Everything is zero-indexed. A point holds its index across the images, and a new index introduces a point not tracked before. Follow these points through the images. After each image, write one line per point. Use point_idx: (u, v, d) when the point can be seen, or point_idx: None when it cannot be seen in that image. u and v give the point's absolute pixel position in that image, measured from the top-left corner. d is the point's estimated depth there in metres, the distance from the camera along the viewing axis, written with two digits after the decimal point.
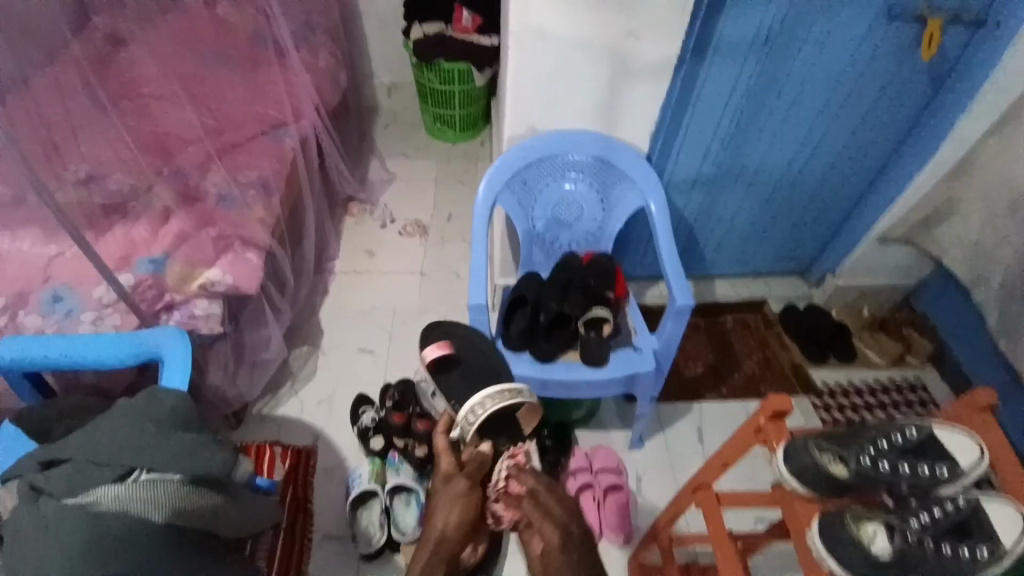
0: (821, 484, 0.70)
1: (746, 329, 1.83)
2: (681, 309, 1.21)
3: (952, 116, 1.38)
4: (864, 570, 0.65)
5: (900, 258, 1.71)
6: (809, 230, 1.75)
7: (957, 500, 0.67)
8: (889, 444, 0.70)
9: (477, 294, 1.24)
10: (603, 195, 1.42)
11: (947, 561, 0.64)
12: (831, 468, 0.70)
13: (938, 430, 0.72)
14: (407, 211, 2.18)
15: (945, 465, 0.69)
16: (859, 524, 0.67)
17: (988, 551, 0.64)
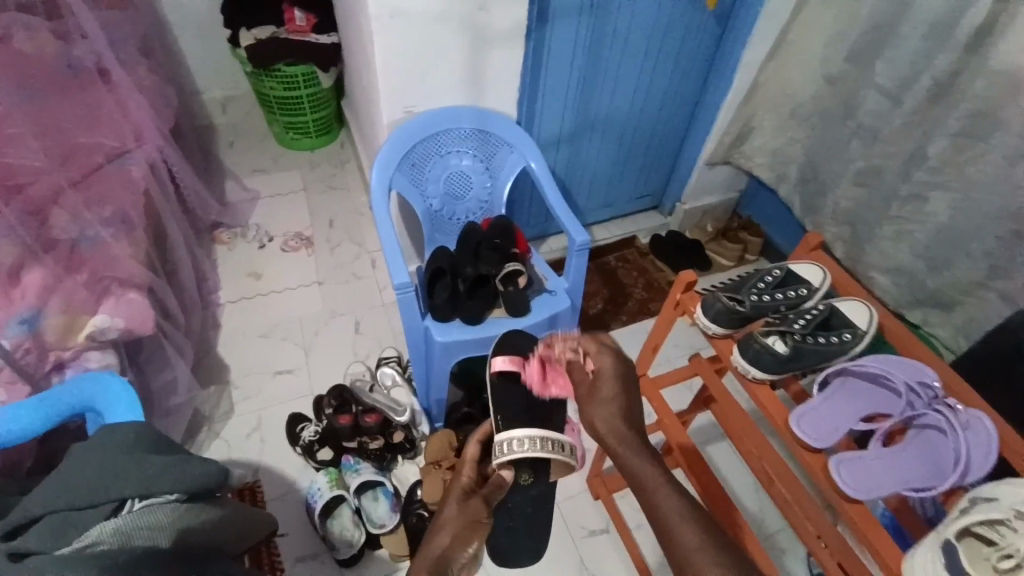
0: (729, 321, 0.92)
1: (627, 263, 2.10)
2: (581, 245, 1.38)
3: (737, 51, 1.72)
4: (774, 366, 0.86)
5: (725, 175, 2.10)
6: (655, 166, 2.06)
7: (818, 306, 0.92)
8: (765, 282, 0.96)
9: (398, 273, 1.27)
10: (488, 163, 1.54)
11: (826, 346, 0.88)
12: (734, 307, 0.92)
13: (793, 266, 0.99)
14: (282, 225, 2.08)
15: (804, 286, 0.95)
16: (765, 338, 0.88)
17: (850, 335, 0.89)
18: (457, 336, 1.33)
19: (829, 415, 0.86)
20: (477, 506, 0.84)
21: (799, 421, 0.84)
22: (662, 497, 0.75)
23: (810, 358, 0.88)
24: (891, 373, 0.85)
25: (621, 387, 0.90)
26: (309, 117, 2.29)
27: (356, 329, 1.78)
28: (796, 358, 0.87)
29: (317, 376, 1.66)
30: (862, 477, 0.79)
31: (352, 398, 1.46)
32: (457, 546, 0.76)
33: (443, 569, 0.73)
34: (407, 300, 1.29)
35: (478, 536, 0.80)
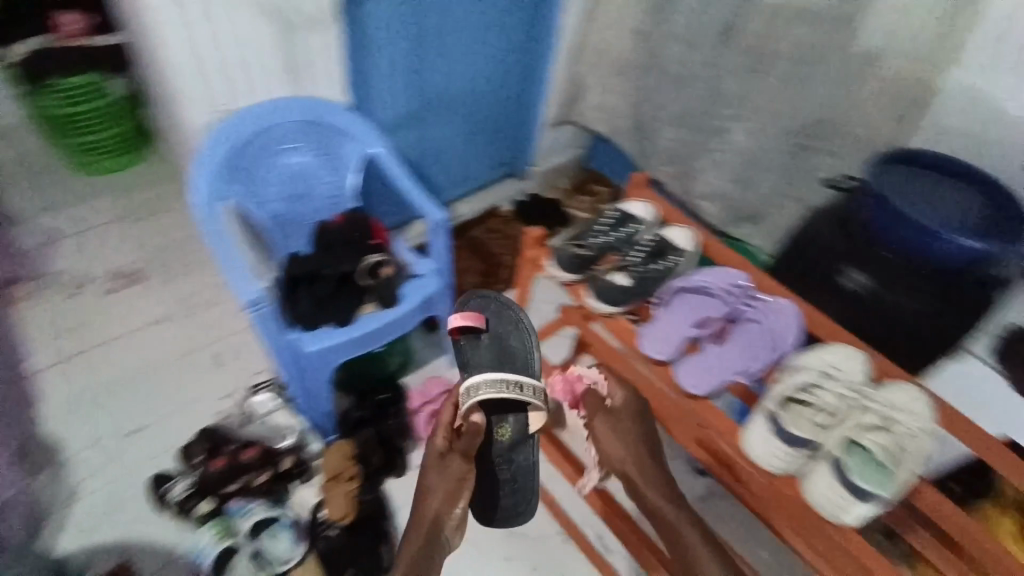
0: (579, 267, 1.01)
1: (495, 232, 2.10)
2: (439, 222, 1.38)
3: (551, 14, 1.81)
4: (621, 298, 0.98)
5: (567, 134, 2.21)
6: (502, 135, 2.09)
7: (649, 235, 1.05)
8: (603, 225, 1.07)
9: (246, 289, 1.18)
10: (329, 155, 1.45)
11: (660, 272, 1.02)
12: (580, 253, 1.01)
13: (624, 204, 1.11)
14: (101, 265, 1.79)
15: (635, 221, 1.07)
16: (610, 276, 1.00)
17: (676, 256, 1.04)
18: (329, 342, 1.27)
19: (673, 328, 0.97)
20: (462, 468, 1.11)
21: (648, 341, 0.95)
22: (664, 515, 0.97)
23: (650, 281, 1.01)
24: (712, 284, 0.99)
25: (621, 420, 1.05)
26: (108, 135, 1.96)
27: (218, 360, 1.61)
28: (639, 288, 1.00)
29: (181, 423, 1.48)
30: (704, 376, 0.93)
31: (225, 438, 1.35)
32: (445, 506, 1.10)
33: (438, 523, 1.10)
34: (264, 316, 1.20)
35: (454, 490, 1.11)
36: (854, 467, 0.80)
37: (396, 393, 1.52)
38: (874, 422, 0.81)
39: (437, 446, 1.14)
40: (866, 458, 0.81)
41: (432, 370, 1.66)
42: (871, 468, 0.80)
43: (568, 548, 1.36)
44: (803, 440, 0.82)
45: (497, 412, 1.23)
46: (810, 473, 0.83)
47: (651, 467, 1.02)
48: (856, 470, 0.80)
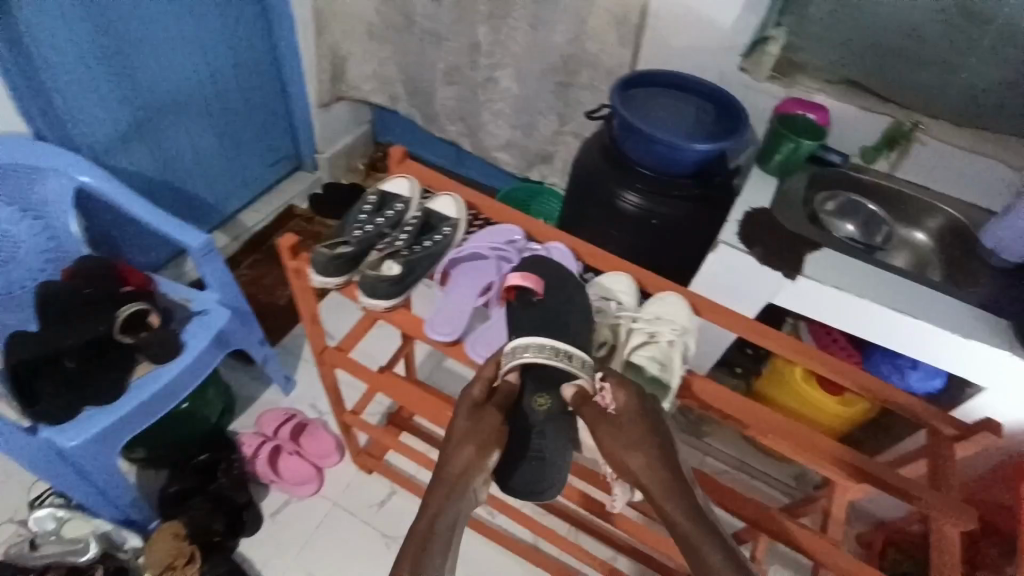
0: (345, 267, 0.85)
1: (296, 235, 1.92)
2: (203, 247, 1.17)
3: None
4: (397, 291, 0.85)
5: (346, 111, 2.04)
6: (271, 127, 1.87)
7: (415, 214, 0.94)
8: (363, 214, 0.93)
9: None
10: (23, 204, 1.18)
11: (429, 248, 0.91)
12: (342, 251, 0.85)
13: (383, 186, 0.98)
14: None
15: (398, 202, 0.95)
16: (378, 268, 0.86)
17: (447, 228, 0.93)
18: (94, 429, 1.05)
19: (455, 302, 0.89)
20: (492, 425, 0.75)
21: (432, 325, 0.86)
22: (701, 545, 0.67)
23: (422, 265, 0.89)
24: (483, 246, 0.93)
25: (638, 436, 0.74)
26: None
27: None
28: (410, 271, 0.87)
29: None
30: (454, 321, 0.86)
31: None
32: (472, 463, 0.73)
33: (467, 481, 0.73)
34: None
35: (489, 451, 0.74)
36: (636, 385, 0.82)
37: (219, 449, 1.32)
38: (642, 339, 0.85)
39: (468, 398, 0.79)
40: (645, 375, 0.83)
41: (262, 405, 1.48)
42: (653, 382, 0.82)
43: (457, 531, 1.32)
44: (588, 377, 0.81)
45: (537, 380, 0.87)
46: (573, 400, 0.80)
47: (654, 467, 0.72)
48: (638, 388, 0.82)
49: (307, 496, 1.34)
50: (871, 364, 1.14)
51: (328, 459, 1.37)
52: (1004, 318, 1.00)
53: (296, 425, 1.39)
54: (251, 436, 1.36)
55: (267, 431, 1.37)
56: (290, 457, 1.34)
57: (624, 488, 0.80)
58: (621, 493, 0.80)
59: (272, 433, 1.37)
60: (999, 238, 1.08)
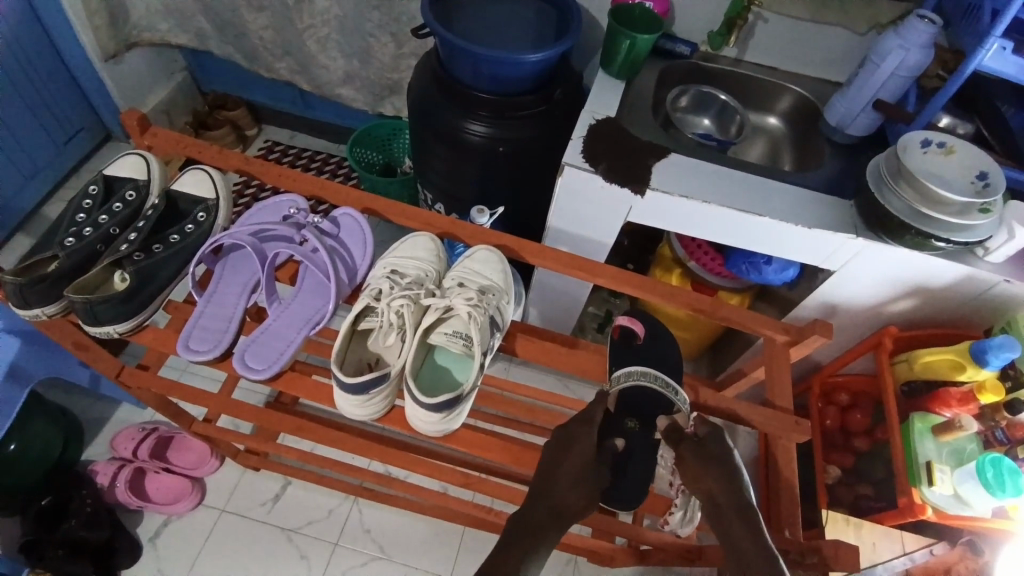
0: (58, 288, 0.71)
1: None
2: None
3: None
4: (127, 307, 0.70)
5: (148, 61, 1.70)
6: (51, 96, 1.53)
7: (152, 203, 0.79)
8: (84, 213, 0.77)
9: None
10: None
11: (175, 242, 0.76)
12: (47, 269, 0.71)
13: (110, 170, 0.82)
14: None
15: (130, 189, 0.79)
16: (87, 283, 0.71)
17: (202, 211, 0.80)
18: None
19: (219, 308, 0.74)
20: (602, 475, 0.70)
21: (186, 342, 0.70)
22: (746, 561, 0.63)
23: (164, 267, 0.75)
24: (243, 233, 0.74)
25: (720, 454, 0.70)
26: None
27: None
28: (142, 283, 0.72)
29: None
30: (214, 335, 0.72)
31: None
32: (580, 501, 0.69)
33: (564, 513, 0.69)
34: None
35: (593, 483, 0.70)
36: (429, 379, 0.73)
37: (69, 488, 1.14)
38: (438, 317, 0.73)
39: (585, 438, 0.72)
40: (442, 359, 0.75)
41: (116, 424, 1.30)
42: (454, 366, 0.75)
43: (359, 510, 1.25)
44: (377, 379, 0.66)
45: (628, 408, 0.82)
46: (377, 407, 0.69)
47: (726, 486, 0.68)
48: (430, 381, 0.73)
49: (187, 512, 1.22)
50: (731, 264, 1.14)
51: (204, 469, 1.23)
52: (852, 199, 0.99)
53: (161, 443, 1.24)
54: (109, 462, 1.20)
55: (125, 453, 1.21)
56: (158, 476, 1.21)
57: (688, 500, 0.74)
58: (680, 501, 0.74)
59: (133, 454, 1.21)
60: (840, 114, 1.06)
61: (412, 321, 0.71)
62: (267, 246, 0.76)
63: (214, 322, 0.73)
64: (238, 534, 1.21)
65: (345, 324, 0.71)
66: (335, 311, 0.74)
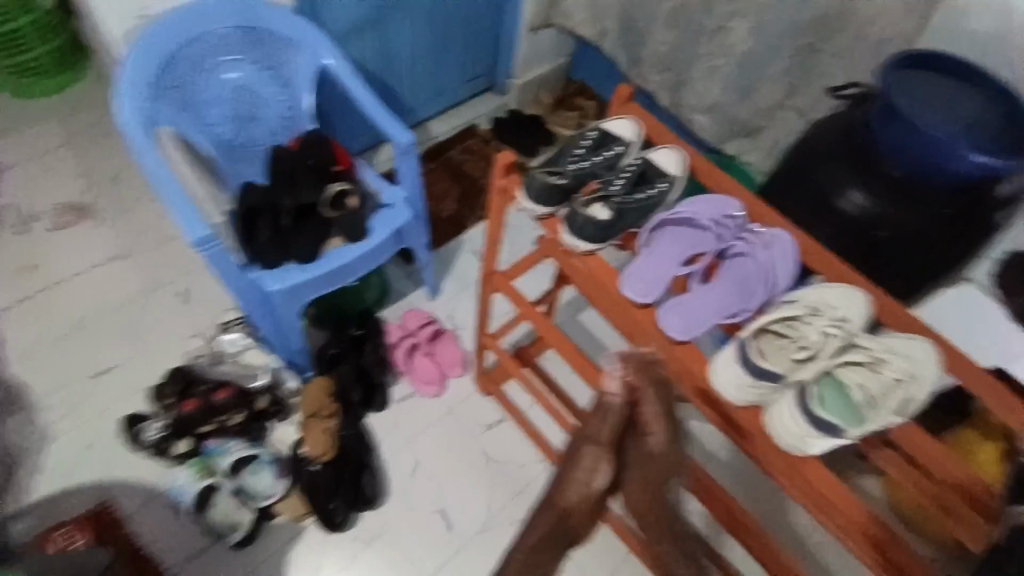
0: (553, 197, 0.89)
1: (473, 154, 2.00)
2: (407, 146, 1.24)
3: None
4: (600, 234, 0.86)
5: (550, 40, 2.02)
6: (479, 44, 1.92)
7: (633, 162, 0.93)
8: (581, 148, 0.94)
9: (189, 222, 1.07)
10: (276, 69, 1.27)
11: (643, 200, 0.89)
12: (556, 180, 0.89)
13: (607, 122, 0.97)
14: (47, 196, 1.71)
15: (617, 144, 0.94)
16: (588, 209, 0.87)
17: (663, 182, 0.91)
18: (294, 279, 1.18)
19: (657, 262, 0.86)
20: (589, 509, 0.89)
21: (628, 279, 0.84)
22: None
23: (631, 214, 0.89)
24: (700, 214, 0.88)
25: None
26: (41, 51, 1.83)
27: (188, 297, 1.55)
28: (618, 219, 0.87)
29: (161, 354, 1.45)
30: (651, 283, 0.85)
31: (196, 379, 1.26)
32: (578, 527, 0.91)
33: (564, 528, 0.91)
34: (212, 253, 1.10)
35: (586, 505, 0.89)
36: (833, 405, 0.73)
37: (373, 329, 1.43)
38: (860, 359, 0.75)
39: (574, 481, 0.88)
40: (844, 397, 0.74)
41: (410, 301, 1.59)
42: (852, 407, 0.73)
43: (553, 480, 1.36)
44: (772, 373, 0.75)
45: None
46: (773, 413, 0.76)
47: None
48: (833, 405, 0.73)
49: (430, 396, 1.44)
50: None
51: (455, 370, 1.45)
52: None
53: (436, 332, 1.46)
54: (397, 327, 1.45)
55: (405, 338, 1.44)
56: (423, 356, 1.43)
57: None
58: None
59: (415, 330, 1.45)
60: None
61: (833, 346, 0.76)
62: (709, 237, 0.88)
63: (650, 269, 0.85)
64: (452, 440, 1.39)
65: (765, 319, 0.79)
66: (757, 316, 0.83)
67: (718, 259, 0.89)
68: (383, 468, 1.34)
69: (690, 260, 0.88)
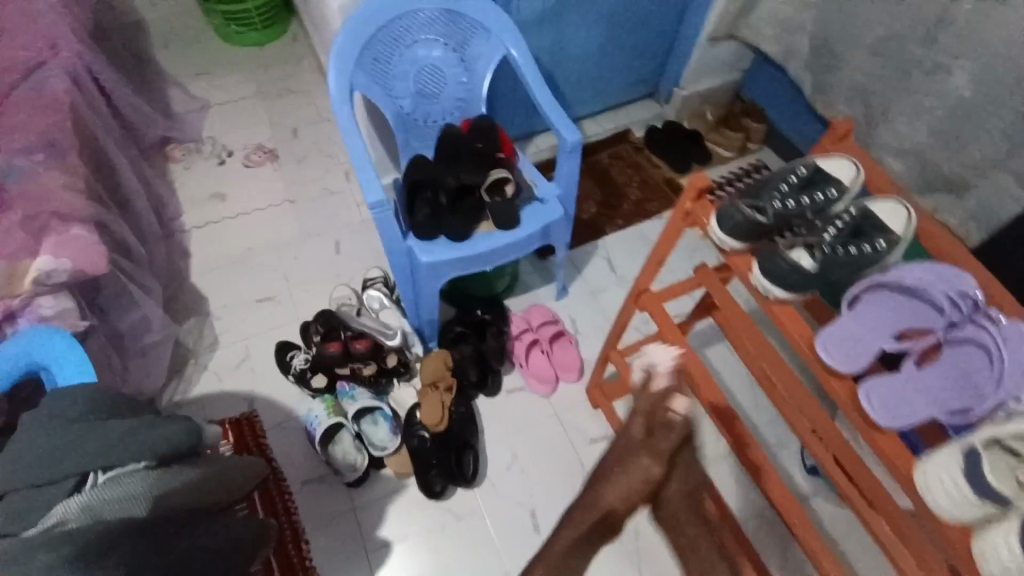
0: (750, 234, 0.87)
1: (621, 160, 1.96)
2: (573, 145, 1.24)
3: None
4: (801, 284, 0.83)
5: (726, 54, 1.91)
6: (649, 49, 1.87)
7: (848, 211, 0.87)
8: (790, 185, 0.89)
9: (372, 191, 1.12)
10: (462, 53, 1.32)
11: (855, 255, 0.84)
12: (758, 218, 0.86)
13: (821, 162, 0.92)
14: (239, 137, 1.95)
15: (832, 187, 0.89)
16: (791, 253, 0.86)
17: (883, 240, 0.84)
18: (442, 256, 1.22)
19: (860, 333, 0.80)
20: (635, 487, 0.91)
21: (823, 343, 0.79)
22: None
23: (840, 269, 0.84)
24: (925, 290, 0.79)
25: None
26: (252, 6, 2.08)
27: (337, 250, 1.71)
28: (824, 273, 0.83)
29: (308, 296, 1.61)
30: (852, 355, 0.78)
31: (339, 324, 1.40)
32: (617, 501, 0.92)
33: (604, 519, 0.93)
34: (383, 221, 1.16)
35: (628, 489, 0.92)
36: None
37: (500, 316, 1.48)
38: None
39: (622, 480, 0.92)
40: None
41: (537, 297, 1.62)
42: None
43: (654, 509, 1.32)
44: (996, 493, 0.64)
45: None
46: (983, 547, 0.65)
47: None
48: None
49: (541, 394, 1.46)
50: None
51: (569, 374, 1.45)
52: None
53: (557, 332, 1.48)
54: (521, 320, 1.50)
55: (522, 336, 1.46)
56: (541, 354, 1.45)
57: None
58: None
59: (537, 326, 1.49)
60: None
61: None
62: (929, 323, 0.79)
63: (849, 337, 0.79)
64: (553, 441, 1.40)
65: (987, 431, 0.68)
66: (989, 415, 0.71)
67: (939, 348, 0.79)
68: (483, 448, 1.38)
69: (898, 336, 0.80)
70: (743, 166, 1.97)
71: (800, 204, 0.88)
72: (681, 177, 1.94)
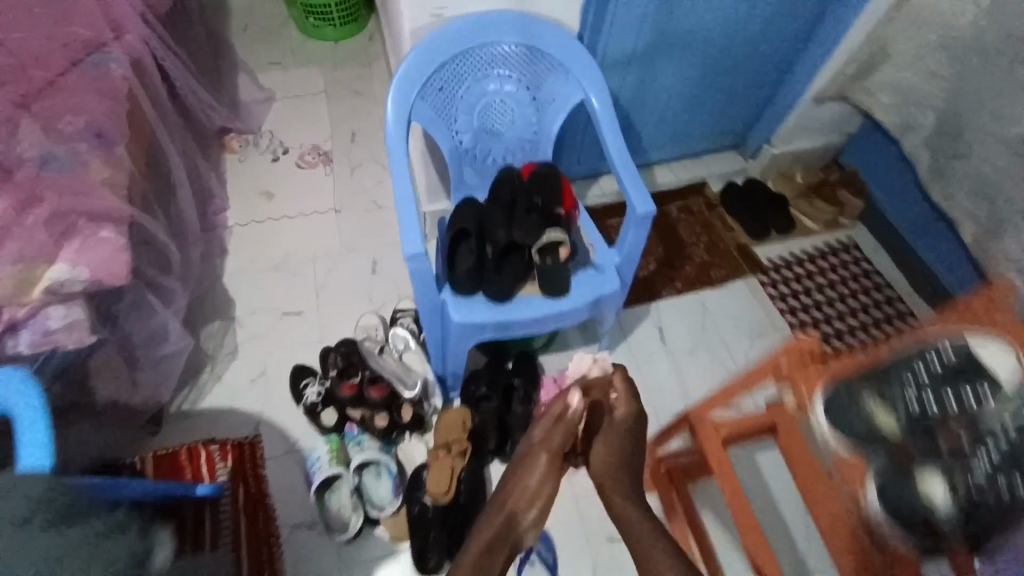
0: (860, 436, 0.67)
1: (690, 216, 1.78)
2: (644, 217, 1.09)
3: None
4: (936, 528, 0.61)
5: (832, 114, 1.69)
6: (744, 100, 1.67)
7: (1011, 428, 0.60)
8: (927, 373, 0.65)
9: (411, 242, 1.01)
10: (536, 91, 1.19)
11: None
12: (878, 418, 0.66)
13: (972, 342, 0.66)
14: (297, 135, 1.90)
15: (987, 385, 0.62)
16: (920, 478, 0.62)
17: None
18: (477, 317, 1.10)
19: None
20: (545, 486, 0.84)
21: None
22: None
23: (986, 515, 0.59)
24: None
25: None
26: (332, 3, 2.03)
27: (374, 270, 1.62)
28: (963, 520, 0.60)
29: (335, 317, 1.53)
30: None
31: (359, 362, 1.31)
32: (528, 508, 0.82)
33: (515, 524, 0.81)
34: (419, 275, 1.04)
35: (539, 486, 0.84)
36: None
37: (530, 379, 1.35)
38: None
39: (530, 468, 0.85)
40: None
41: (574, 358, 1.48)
42: None
43: None
44: None
45: None
46: None
47: None
48: None
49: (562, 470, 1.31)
50: None
51: None
52: None
53: None
54: (553, 384, 1.35)
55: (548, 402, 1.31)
56: None
57: None
58: None
59: None
60: None
61: None
62: None
63: None
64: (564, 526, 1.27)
65: None
66: None
67: None
68: None
69: None
70: (829, 242, 1.75)
71: (937, 406, 0.63)
72: (755, 245, 1.74)
